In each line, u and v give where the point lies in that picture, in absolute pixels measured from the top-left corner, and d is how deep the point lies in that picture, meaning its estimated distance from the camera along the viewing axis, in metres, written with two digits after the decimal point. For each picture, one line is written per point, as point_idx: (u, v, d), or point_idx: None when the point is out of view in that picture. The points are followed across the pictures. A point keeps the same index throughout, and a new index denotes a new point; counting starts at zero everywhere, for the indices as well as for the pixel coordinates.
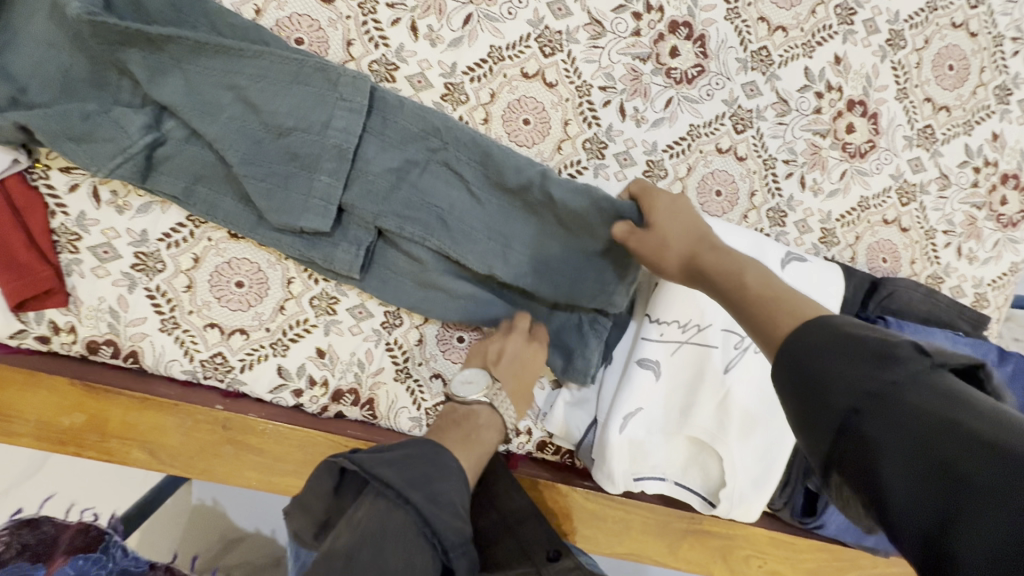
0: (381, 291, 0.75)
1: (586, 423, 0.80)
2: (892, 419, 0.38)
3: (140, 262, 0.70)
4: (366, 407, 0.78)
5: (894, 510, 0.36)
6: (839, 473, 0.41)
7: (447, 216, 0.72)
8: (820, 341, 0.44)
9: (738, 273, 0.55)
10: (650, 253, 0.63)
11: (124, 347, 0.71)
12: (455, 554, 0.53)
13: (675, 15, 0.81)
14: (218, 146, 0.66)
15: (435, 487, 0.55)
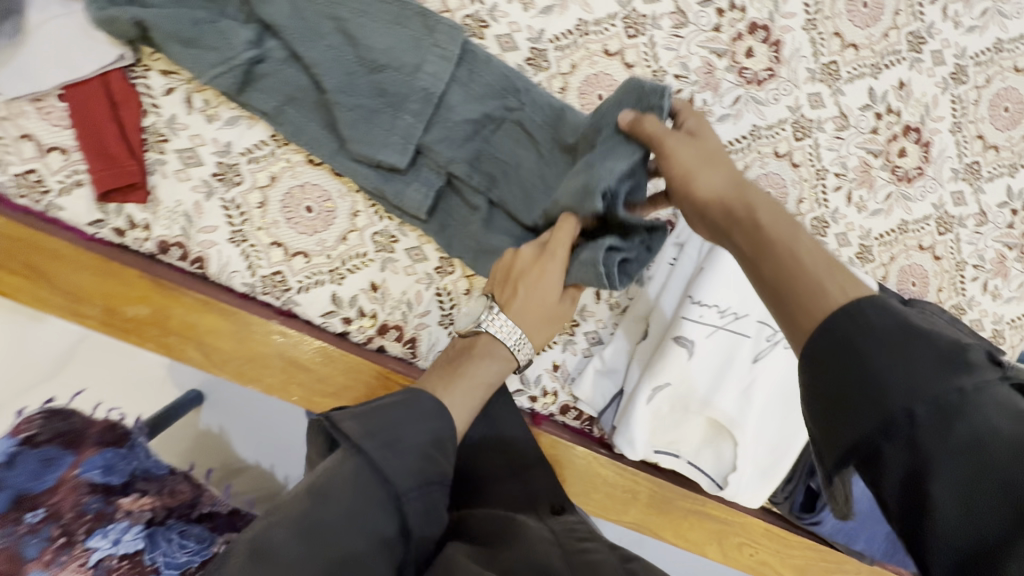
0: (441, 236, 0.78)
1: (611, 393, 0.85)
2: (958, 436, 0.37)
3: (220, 172, 0.73)
4: (408, 345, 0.82)
5: (930, 520, 0.36)
6: (867, 469, 0.40)
7: (512, 170, 0.74)
8: (883, 332, 0.41)
9: (790, 234, 0.50)
10: (692, 163, 0.59)
11: (192, 251, 0.74)
12: (408, 500, 0.52)
13: (756, 17, 0.84)
14: (314, 71, 0.69)
15: (399, 432, 0.54)
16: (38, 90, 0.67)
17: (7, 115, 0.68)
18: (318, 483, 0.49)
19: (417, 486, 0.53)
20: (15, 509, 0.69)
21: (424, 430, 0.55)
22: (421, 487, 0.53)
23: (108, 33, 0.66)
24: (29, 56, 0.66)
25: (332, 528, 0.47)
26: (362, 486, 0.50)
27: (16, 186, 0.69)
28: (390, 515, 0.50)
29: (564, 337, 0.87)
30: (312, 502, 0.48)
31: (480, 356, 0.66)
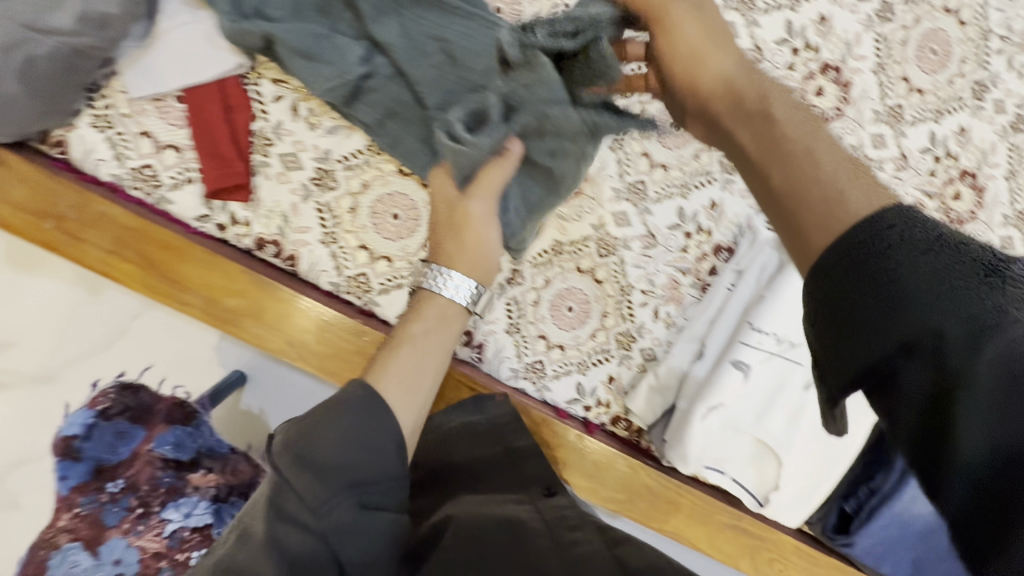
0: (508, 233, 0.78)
1: (662, 408, 0.90)
2: (994, 352, 0.32)
3: (318, 176, 0.78)
4: (476, 349, 0.87)
5: (951, 440, 0.33)
6: (878, 388, 0.36)
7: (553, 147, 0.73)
8: (911, 237, 0.37)
9: (809, 133, 0.49)
10: (687, 69, 0.59)
11: (286, 249, 0.79)
12: (326, 510, 0.51)
13: (829, 58, 0.88)
14: (418, 88, 0.73)
15: (319, 451, 0.53)
16: (161, 90, 0.71)
17: (129, 112, 0.72)
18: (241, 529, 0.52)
19: (337, 492, 0.52)
20: (98, 478, 0.85)
21: (351, 430, 0.55)
22: (338, 494, 0.52)
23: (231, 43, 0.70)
24: (157, 59, 0.70)
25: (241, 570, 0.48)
26: (276, 519, 0.51)
27: (132, 178, 0.73)
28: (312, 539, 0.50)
29: (621, 352, 0.91)
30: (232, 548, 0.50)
31: (410, 317, 0.69)
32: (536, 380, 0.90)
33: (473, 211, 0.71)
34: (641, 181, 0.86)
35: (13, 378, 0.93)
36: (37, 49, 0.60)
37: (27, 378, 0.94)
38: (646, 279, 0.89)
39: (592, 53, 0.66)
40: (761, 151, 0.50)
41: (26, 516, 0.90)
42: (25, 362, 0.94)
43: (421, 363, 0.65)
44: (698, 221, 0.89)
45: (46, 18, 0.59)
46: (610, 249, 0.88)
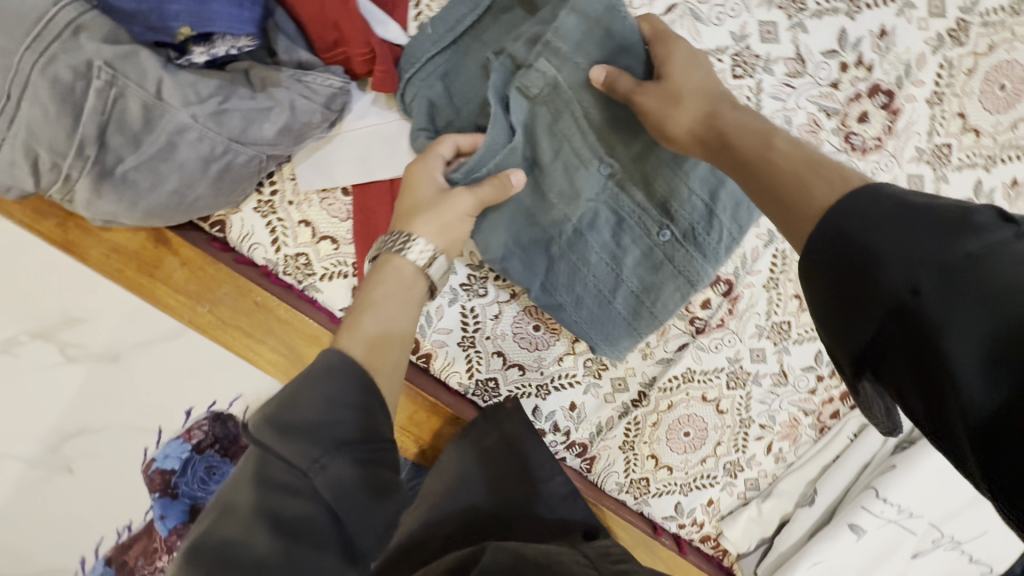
0: (597, 331, 0.73)
1: (758, 538, 0.90)
2: (969, 296, 0.38)
3: (469, 283, 0.76)
4: (587, 460, 0.86)
5: (950, 385, 0.38)
6: (887, 354, 0.42)
7: (575, 214, 0.69)
8: (878, 214, 0.44)
9: (767, 136, 0.55)
10: (660, 104, 0.61)
11: (424, 346, 0.77)
12: (321, 470, 0.44)
13: None
14: (586, 222, 0.70)
15: (301, 410, 0.45)
16: (331, 184, 0.68)
17: (293, 200, 0.69)
18: (223, 502, 0.43)
19: (331, 450, 0.45)
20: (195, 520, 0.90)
21: (335, 388, 0.47)
22: (330, 453, 0.45)
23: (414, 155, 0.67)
24: (332, 155, 0.68)
25: (238, 543, 0.41)
26: (269, 487, 0.42)
27: (284, 265, 0.71)
28: (306, 499, 0.43)
29: (726, 479, 0.90)
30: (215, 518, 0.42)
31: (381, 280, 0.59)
32: (637, 495, 0.89)
33: (454, 202, 0.61)
34: (786, 322, 0.83)
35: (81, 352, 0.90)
36: (236, 159, 0.56)
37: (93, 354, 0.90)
38: (767, 415, 0.87)
39: (653, 162, 0.69)
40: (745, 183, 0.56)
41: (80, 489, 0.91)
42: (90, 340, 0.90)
43: (398, 318, 0.57)
44: (833, 365, 0.86)
45: (252, 130, 0.56)
46: (740, 382, 0.85)
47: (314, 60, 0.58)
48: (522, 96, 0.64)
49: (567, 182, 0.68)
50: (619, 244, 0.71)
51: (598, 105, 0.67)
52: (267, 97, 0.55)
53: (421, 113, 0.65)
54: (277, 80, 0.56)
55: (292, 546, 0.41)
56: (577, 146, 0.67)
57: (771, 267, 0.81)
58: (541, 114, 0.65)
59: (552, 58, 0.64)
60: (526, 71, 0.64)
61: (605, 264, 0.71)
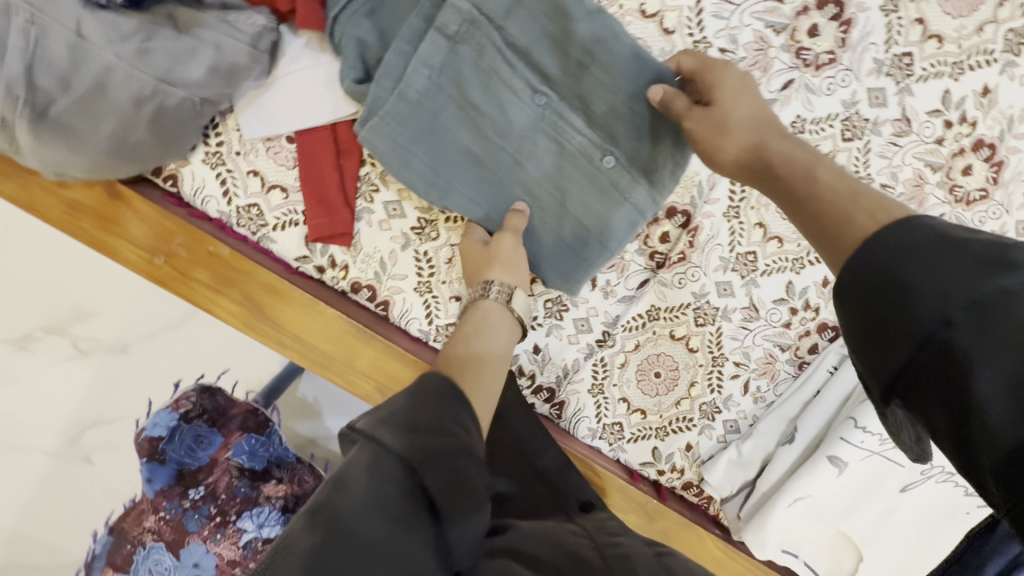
0: (550, 265, 0.73)
1: (741, 483, 0.86)
2: (998, 331, 0.38)
3: (419, 227, 0.76)
4: (556, 406, 0.85)
5: (977, 423, 0.38)
6: (912, 386, 0.42)
7: (511, 143, 0.69)
8: (915, 245, 0.43)
9: (810, 167, 0.56)
10: (709, 133, 0.62)
11: (380, 294, 0.77)
12: (430, 472, 0.45)
13: (984, 134, 0.78)
14: (520, 142, 0.69)
15: (420, 410, 0.49)
16: (274, 132, 0.69)
17: (240, 150, 0.71)
18: (335, 485, 0.42)
19: (437, 456, 0.46)
20: (181, 483, 0.94)
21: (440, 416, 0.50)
22: (440, 456, 0.46)
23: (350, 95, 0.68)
24: (273, 102, 0.69)
25: (350, 524, 0.41)
26: (384, 478, 0.43)
27: (237, 217, 0.73)
28: (416, 497, 0.44)
29: (704, 422, 0.88)
30: (324, 496, 0.42)
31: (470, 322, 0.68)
32: (612, 441, 0.88)
33: (503, 244, 0.69)
34: (751, 252, 0.81)
35: (95, 346, 1.07)
36: (167, 100, 0.58)
37: (105, 347, 1.07)
38: (741, 351, 0.85)
39: (586, 77, 0.68)
40: (790, 211, 0.55)
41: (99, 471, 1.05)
42: (101, 332, 1.07)
43: (490, 344, 0.65)
44: (807, 298, 0.83)
45: (179, 70, 0.58)
46: (707, 319, 0.83)
47: (239, 2, 0.60)
48: (439, 34, 0.66)
49: (498, 111, 0.68)
50: (558, 168, 0.70)
51: (525, 31, 0.67)
52: (192, 38, 0.58)
53: (350, 50, 0.66)
54: (202, 22, 0.59)
55: (396, 540, 0.42)
56: (506, 78, 0.67)
57: (730, 196, 0.80)
58: (464, 49, 0.67)
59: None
60: (441, 10, 0.66)
61: (551, 190, 0.70)
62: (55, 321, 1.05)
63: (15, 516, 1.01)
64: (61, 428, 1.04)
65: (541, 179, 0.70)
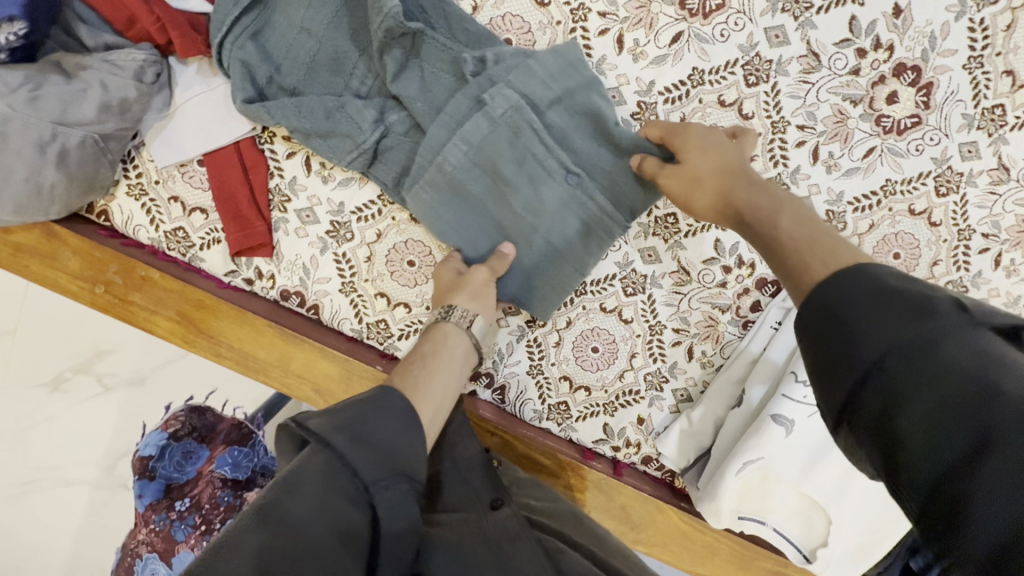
0: (531, 302, 0.74)
1: (695, 451, 0.84)
2: (927, 369, 0.37)
3: (334, 230, 0.78)
4: (497, 391, 0.86)
5: (904, 457, 0.35)
6: (851, 420, 0.39)
7: (544, 226, 0.71)
8: (857, 293, 0.42)
9: (773, 214, 0.54)
10: (683, 185, 0.62)
11: (309, 299, 0.80)
12: (379, 491, 0.47)
13: (905, 57, 0.73)
14: (497, 167, 0.70)
15: (369, 425, 0.50)
16: (184, 157, 0.74)
17: (159, 179, 0.76)
18: (286, 482, 0.44)
19: (388, 475, 0.48)
20: (168, 496, 1.01)
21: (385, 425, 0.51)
22: (392, 476, 0.48)
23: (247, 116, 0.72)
24: (177, 130, 0.74)
25: (303, 525, 0.42)
26: (334, 489, 0.45)
27: (167, 241, 0.78)
28: (361, 508, 0.45)
29: (652, 393, 0.85)
30: (277, 496, 0.43)
31: (434, 350, 0.65)
32: (561, 421, 0.87)
33: (476, 276, 0.70)
34: (672, 214, 0.81)
35: (116, 381, 1.16)
36: (68, 141, 0.65)
37: (126, 380, 1.16)
38: (678, 317, 0.83)
39: (565, 100, 0.70)
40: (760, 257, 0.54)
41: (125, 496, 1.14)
42: (123, 367, 1.16)
43: (445, 373, 0.62)
44: (739, 254, 0.80)
45: (72, 111, 0.65)
46: (638, 287, 0.82)
47: (120, 41, 0.68)
48: (485, 115, 0.68)
49: (486, 156, 0.69)
50: (541, 207, 0.70)
51: (565, 121, 0.70)
52: (80, 81, 0.65)
53: (239, 72, 0.70)
54: (87, 64, 0.66)
55: (338, 550, 0.42)
56: (542, 158, 0.69)
57: None
58: (504, 133, 0.69)
59: (529, 77, 0.69)
60: (490, 96, 0.68)
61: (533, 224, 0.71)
62: (79, 361, 1.15)
63: (65, 546, 1.13)
64: (98, 461, 1.14)
65: (527, 216, 0.71)
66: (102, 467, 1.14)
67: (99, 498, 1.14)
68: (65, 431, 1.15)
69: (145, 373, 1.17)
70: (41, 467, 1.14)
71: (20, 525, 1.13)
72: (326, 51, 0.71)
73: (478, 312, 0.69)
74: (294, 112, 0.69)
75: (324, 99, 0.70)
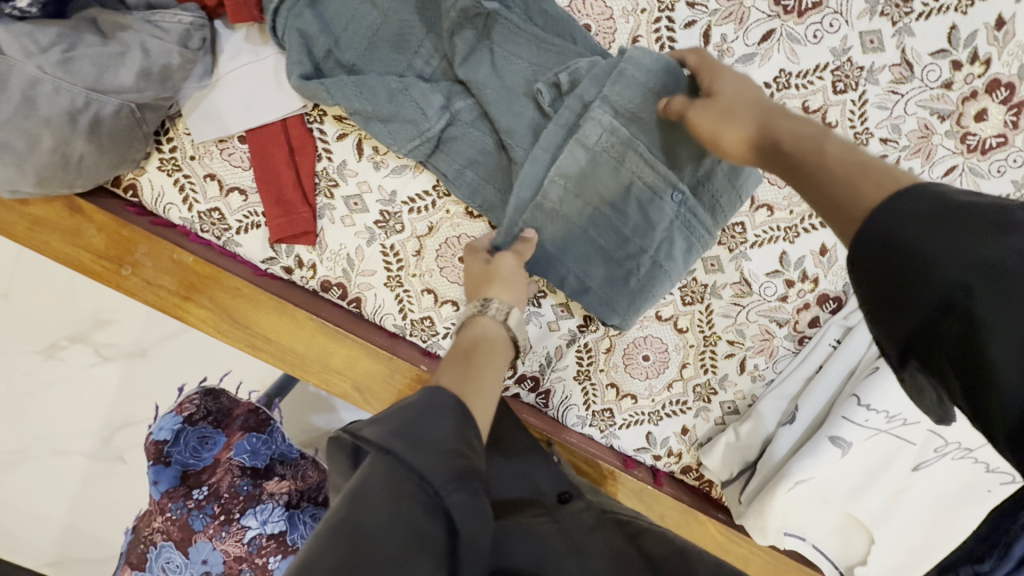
0: (601, 306, 0.70)
1: (741, 465, 0.82)
2: (1012, 294, 0.35)
3: (383, 220, 0.73)
4: (542, 395, 0.83)
5: (997, 385, 0.35)
6: (931, 350, 0.38)
7: (651, 247, 0.67)
8: (928, 212, 0.38)
9: (816, 142, 0.48)
10: (714, 120, 0.55)
11: (351, 292, 0.75)
12: (449, 493, 0.42)
13: (1001, 72, 0.69)
14: (574, 168, 0.64)
15: (424, 423, 0.45)
16: (224, 132, 0.69)
17: (195, 154, 0.71)
18: (352, 493, 0.39)
19: (455, 477, 0.43)
20: (185, 484, 0.95)
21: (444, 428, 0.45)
22: (459, 478, 0.43)
23: (302, 95, 0.66)
24: (218, 102, 0.69)
25: (379, 537, 0.38)
26: (402, 497, 0.40)
27: (201, 222, 0.72)
28: (434, 513, 0.41)
29: (699, 404, 0.83)
30: (346, 509, 0.39)
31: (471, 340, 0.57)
32: (603, 428, 0.84)
33: (506, 263, 0.63)
34: (739, 223, 0.78)
35: (115, 351, 1.09)
36: (102, 109, 0.60)
37: (127, 352, 1.09)
38: (734, 329, 0.80)
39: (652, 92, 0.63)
40: (797, 189, 0.47)
41: (134, 470, 1.09)
42: (124, 338, 1.09)
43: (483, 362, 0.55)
44: (803, 268, 0.78)
45: (110, 78, 0.60)
46: (696, 296, 0.80)
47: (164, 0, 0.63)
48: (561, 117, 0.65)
49: (563, 157, 0.64)
50: (620, 210, 0.66)
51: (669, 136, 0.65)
52: (119, 43, 0.60)
53: (294, 41, 0.65)
54: (127, 24, 0.61)
55: (416, 559, 0.38)
56: (650, 180, 0.65)
57: None
58: (611, 160, 0.64)
59: (627, 84, 0.63)
60: (584, 122, 0.64)
61: (605, 228, 0.67)
62: (78, 330, 1.08)
63: (59, 517, 1.09)
64: (95, 432, 1.09)
65: (604, 217, 0.66)
66: (100, 438, 1.09)
67: (99, 471, 1.09)
68: (62, 400, 1.09)
69: (149, 346, 1.10)
70: (35, 435, 1.08)
71: (10, 493, 1.09)
72: (391, 26, 0.67)
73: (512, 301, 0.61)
74: (354, 92, 0.65)
75: (385, 78, 0.66)
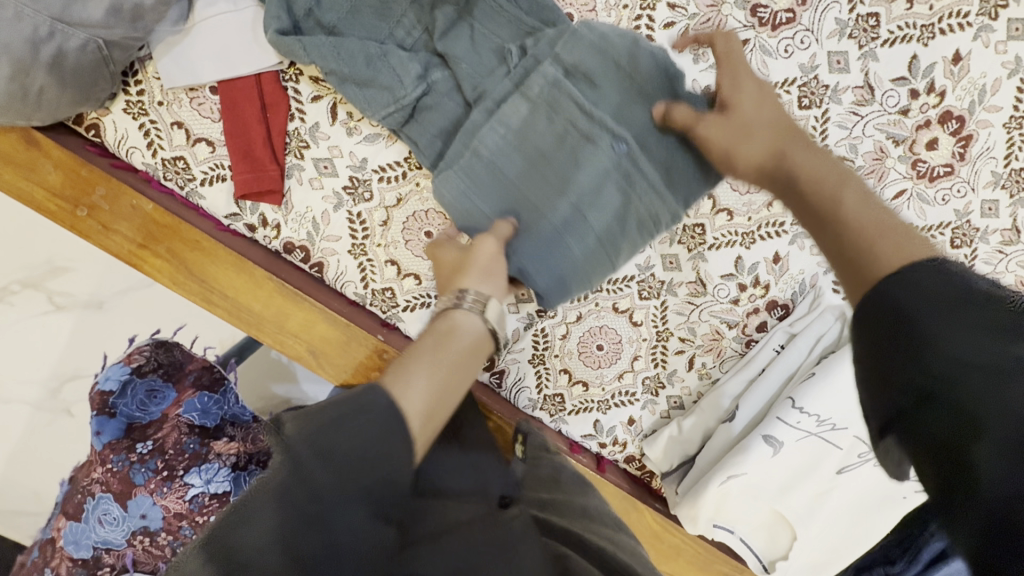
0: (524, 260, 0.65)
1: (679, 456, 0.85)
2: (1008, 395, 0.35)
3: (352, 185, 0.73)
4: (496, 374, 0.84)
5: (966, 476, 0.34)
6: (908, 428, 0.38)
7: (573, 193, 0.64)
8: (933, 290, 0.40)
9: (835, 189, 0.50)
10: (729, 137, 0.57)
11: (314, 256, 0.75)
12: (339, 515, 0.40)
13: (953, 105, 0.73)
14: (512, 114, 0.65)
15: (335, 431, 0.42)
16: (195, 82, 0.68)
17: (162, 100, 0.70)
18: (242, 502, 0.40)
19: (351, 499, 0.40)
20: (129, 436, 0.93)
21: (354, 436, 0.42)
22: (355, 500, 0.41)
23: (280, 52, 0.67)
24: (190, 50, 0.68)
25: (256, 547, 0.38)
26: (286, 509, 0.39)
27: (163, 169, 0.71)
28: (320, 532, 0.39)
29: (647, 396, 0.86)
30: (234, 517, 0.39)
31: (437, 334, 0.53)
32: (553, 412, 0.86)
33: (483, 252, 0.60)
34: (700, 225, 0.80)
35: (70, 301, 1.06)
36: (67, 43, 0.59)
37: (80, 302, 1.06)
38: (686, 327, 0.83)
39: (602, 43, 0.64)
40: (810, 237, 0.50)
41: (80, 423, 1.07)
42: (78, 288, 1.06)
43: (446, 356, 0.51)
44: (756, 274, 0.81)
45: (77, 11, 0.59)
46: (653, 292, 0.82)
47: None
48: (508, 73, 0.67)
49: (502, 108, 0.65)
50: (553, 161, 0.65)
51: (619, 96, 0.64)
52: None
53: None
54: None
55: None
56: (586, 132, 0.64)
57: None
58: (544, 110, 0.64)
59: (579, 43, 0.64)
60: (531, 74, 0.65)
61: (535, 182, 0.65)
62: (29, 276, 1.05)
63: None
64: (42, 381, 1.06)
65: (536, 169, 0.65)
66: (46, 388, 1.06)
67: (43, 420, 1.06)
68: (10, 345, 1.06)
69: (104, 298, 1.07)
70: None
71: None
72: None
73: (489, 291, 0.58)
74: (331, 53, 0.65)
75: (364, 42, 0.66)
